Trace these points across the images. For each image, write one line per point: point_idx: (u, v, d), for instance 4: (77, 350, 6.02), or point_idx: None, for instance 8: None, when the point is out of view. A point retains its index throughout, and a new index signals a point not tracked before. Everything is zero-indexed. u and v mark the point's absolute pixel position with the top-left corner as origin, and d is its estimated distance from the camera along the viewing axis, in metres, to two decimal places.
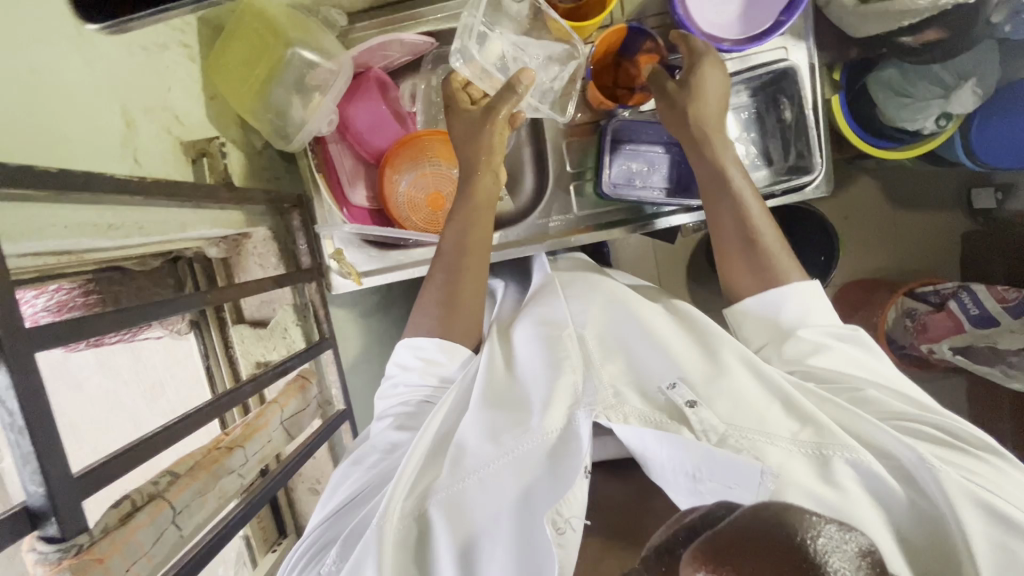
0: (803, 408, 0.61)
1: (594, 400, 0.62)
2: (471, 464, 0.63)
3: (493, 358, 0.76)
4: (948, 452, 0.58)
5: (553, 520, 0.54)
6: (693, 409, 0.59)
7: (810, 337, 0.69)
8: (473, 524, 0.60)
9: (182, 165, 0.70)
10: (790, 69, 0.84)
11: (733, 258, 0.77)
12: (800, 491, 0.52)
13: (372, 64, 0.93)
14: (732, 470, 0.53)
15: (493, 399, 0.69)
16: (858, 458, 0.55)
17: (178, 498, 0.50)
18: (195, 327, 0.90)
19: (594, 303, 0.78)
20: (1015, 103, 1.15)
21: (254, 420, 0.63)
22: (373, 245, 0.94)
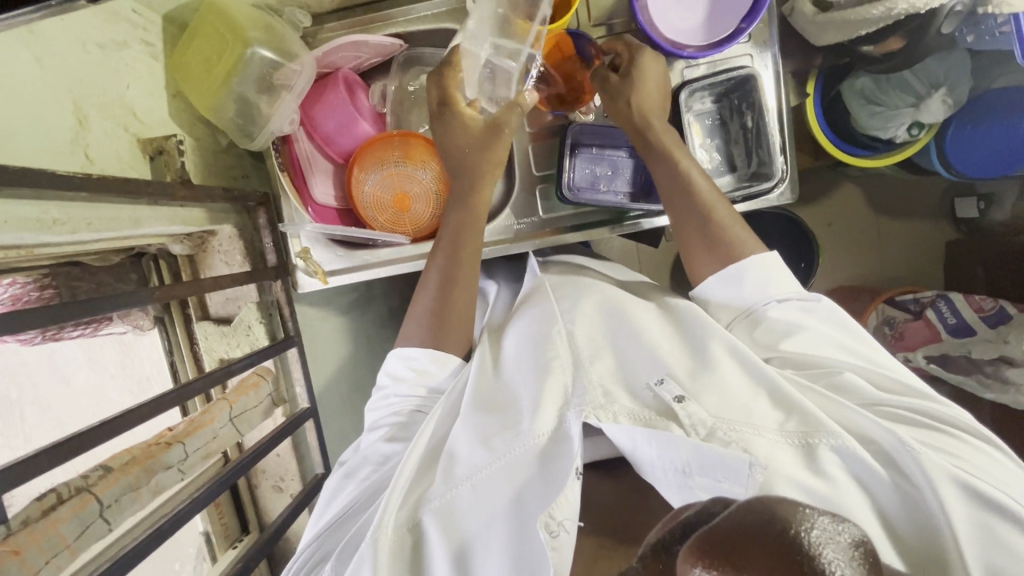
0: (791, 399, 0.61)
1: (583, 400, 0.63)
2: (461, 473, 0.64)
3: (484, 360, 0.76)
4: (928, 434, 0.59)
5: (547, 522, 0.54)
6: (681, 403, 0.60)
7: (779, 320, 0.71)
8: (465, 531, 0.60)
9: (139, 162, 0.70)
10: (751, 76, 0.83)
11: (700, 256, 0.77)
12: (788, 482, 0.53)
13: (341, 65, 0.93)
14: (722, 466, 0.52)
15: (483, 404, 0.69)
16: (843, 443, 0.56)
17: (108, 492, 0.51)
18: (159, 322, 0.91)
19: (586, 302, 0.78)
20: (988, 113, 1.15)
21: (200, 417, 0.63)
22: (340, 244, 0.94)
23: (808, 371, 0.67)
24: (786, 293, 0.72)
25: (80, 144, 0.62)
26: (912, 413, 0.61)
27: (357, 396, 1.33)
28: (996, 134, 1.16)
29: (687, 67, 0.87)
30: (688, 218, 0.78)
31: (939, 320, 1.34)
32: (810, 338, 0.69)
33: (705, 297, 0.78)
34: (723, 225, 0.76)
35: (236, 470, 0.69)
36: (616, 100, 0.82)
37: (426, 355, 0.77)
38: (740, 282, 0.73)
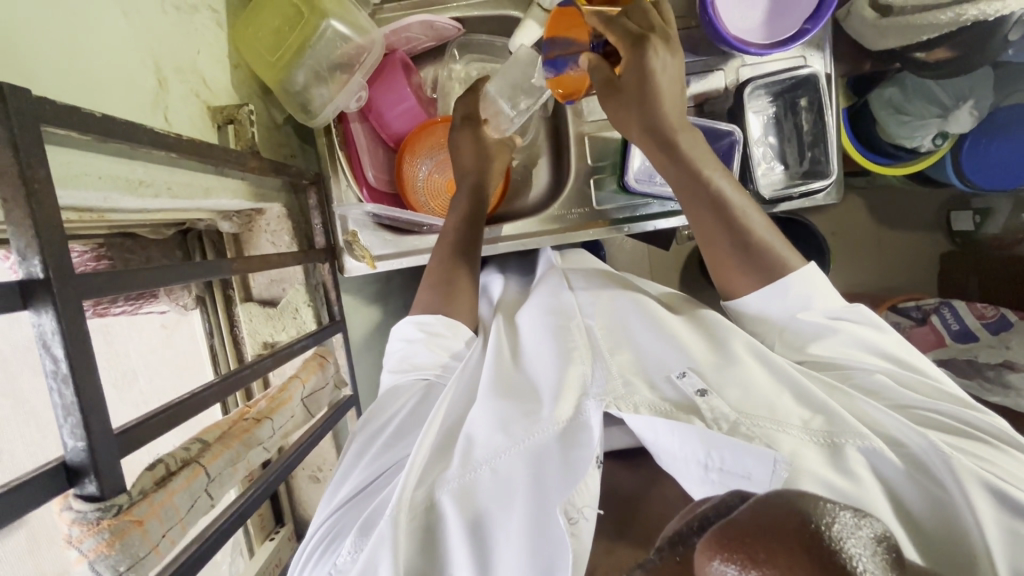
0: (816, 398, 0.61)
1: (603, 390, 0.62)
2: (480, 455, 0.60)
3: (501, 347, 0.76)
4: (959, 439, 0.58)
5: (566, 509, 0.53)
6: (704, 397, 0.60)
7: (810, 320, 0.69)
8: (480, 503, 0.58)
9: (209, 130, 0.68)
10: (813, 76, 0.86)
11: (727, 266, 0.73)
12: (814, 478, 0.53)
13: (397, 46, 0.92)
14: (745, 459, 0.53)
15: (505, 390, 0.67)
16: (870, 444, 0.56)
17: (213, 465, 0.48)
18: (201, 303, 0.87)
19: (606, 294, 0.80)
20: (1004, 127, 1.21)
21: (278, 393, 0.61)
22: (388, 228, 0.91)
23: (830, 373, 0.69)
24: (822, 307, 0.70)
25: (161, 107, 0.59)
26: (937, 416, 0.61)
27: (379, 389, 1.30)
28: (1011, 147, 1.22)
29: (742, 65, 0.90)
30: (713, 225, 0.73)
31: (944, 325, 1.41)
32: (841, 338, 0.69)
33: (737, 309, 0.75)
34: (743, 226, 0.72)
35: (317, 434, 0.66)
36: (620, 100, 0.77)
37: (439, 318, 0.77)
38: (782, 297, 0.70)
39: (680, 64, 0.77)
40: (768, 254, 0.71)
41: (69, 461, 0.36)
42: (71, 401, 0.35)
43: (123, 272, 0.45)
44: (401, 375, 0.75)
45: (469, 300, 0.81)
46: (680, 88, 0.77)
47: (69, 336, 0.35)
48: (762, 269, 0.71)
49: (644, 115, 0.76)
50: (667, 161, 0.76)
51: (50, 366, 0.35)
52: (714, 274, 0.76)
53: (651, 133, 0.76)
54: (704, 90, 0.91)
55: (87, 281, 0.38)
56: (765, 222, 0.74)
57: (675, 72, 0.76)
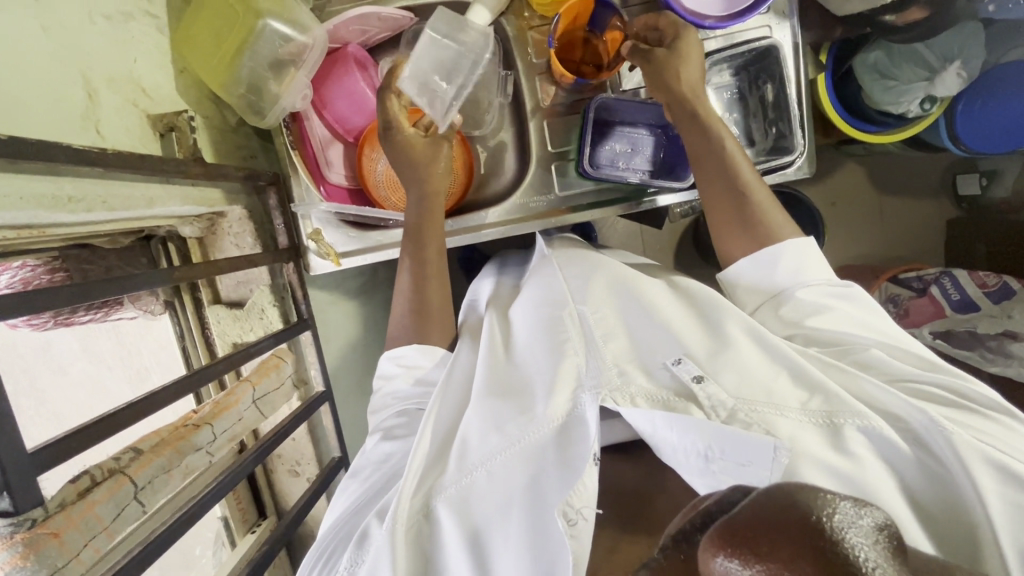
0: (814, 379, 0.60)
1: (598, 382, 0.62)
2: (475, 458, 0.62)
3: (493, 337, 0.77)
4: (958, 412, 0.56)
5: (565, 511, 0.54)
6: (700, 383, 0.59)
7: (808, 297, 0.69)
8: (480, 514, 0.60)
9: (150, 139, 0.68)
10: (773, 48, 0.82)
11: (735, 244, 0.75)
12: (815, 463, 0.53)
13: (350, 39, 0.91)
14: (744, 448, 0.52)
15: (496, 389, 0.68)
16: (870, 424, 0.55)
17: (141, 474, 0.51)
18: (169, 307, 0.89)
19: (597, 281, 0.76)
20: (997, 87, 1.16)
21: (225, 398, 0.62)
22: (353, 225, 0.92)
23: (829, 348, 0.66)
24: (815, 280, 0.70)
25: (91, 120, 0.60)
26: (937, 387, 0.59)
27: (364, 381, 1.32)
28: (1007, 107, 1.17)
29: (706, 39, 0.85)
30: (720, 198, 0.76)
31: (945, 297, 1.36)
32: (838, 316, 0.67)
33: (731, 279, 0.76)
34: (752, 197, 0.75)
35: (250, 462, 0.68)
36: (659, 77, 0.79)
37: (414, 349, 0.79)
38: (771, 262, 0.71)
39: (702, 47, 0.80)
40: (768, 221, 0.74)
41: None
42: None
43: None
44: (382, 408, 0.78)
45: (443, 319, 0.83)
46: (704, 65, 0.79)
47: None
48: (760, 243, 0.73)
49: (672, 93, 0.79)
50: (695, 128, 0.77)
51: None
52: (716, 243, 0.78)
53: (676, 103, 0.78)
54: None
55: None
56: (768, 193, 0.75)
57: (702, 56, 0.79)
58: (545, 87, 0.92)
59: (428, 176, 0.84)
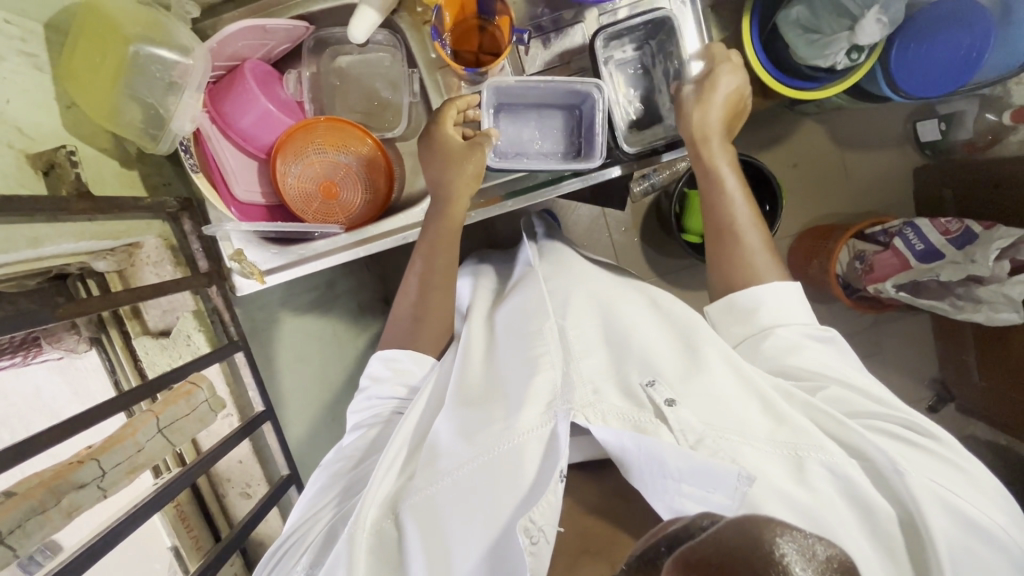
0: (781, 410, 0.61)
1: (571, 400, 0.64)
2: (442, 468, 0.66)
3: (471, 356, 0.80)
4: (919, 451, 0.59)
5: (526, 529, 0.55)
6: (671, 407, 0.60)
7: (786, 334, 0.70)
8: (444, 544, 0.61)
9: (31, 179, 0.68)
10: (665, 17, 0.83)
11: (730, 270, 0.78)
12: (776, 497, 0.53)
13: (248, 55, 0.90)
14: (710, 477, 0.52)
15: (470, 404, 0.71)
16: (833, 460, 0.56)
17: (7, 519, 0.48)
18: (95, 343, 0.88)
19: (577, 297, 0.80)
20: (929, 28, 1.13)
21: (120, 432, 0.61)
22: (273, 242, 0.93)
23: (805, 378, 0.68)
24: (792, 320, 0.72)
25: None
26: (905, 430, 0.61)
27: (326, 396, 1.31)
28: (939, 48, 1.14)
29: (601, 13, 0.89)
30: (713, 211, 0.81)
31: (907, 248, 1.32)
32: (814, 356, 0.69)
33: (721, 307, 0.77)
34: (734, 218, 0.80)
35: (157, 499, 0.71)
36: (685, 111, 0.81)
37: (408, 356, 0.82)
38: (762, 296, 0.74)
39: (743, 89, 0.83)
40: (751, 252, 0.77)
41: None
42: None
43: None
44: (364, 413, 0.81)
45: (437, 331, 0.85)
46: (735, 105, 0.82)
47: None
48: (739, 261, 0.77)
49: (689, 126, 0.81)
50: (700, 166, 0.82)
51: None
52: (711, 271, 0.81)
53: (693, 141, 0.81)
54: (565, 47, 0.90)
55: None
56: (749, 208, 0.80)
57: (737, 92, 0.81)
58: (452, 81, 0.92)
59: (453, 203, 0.83)
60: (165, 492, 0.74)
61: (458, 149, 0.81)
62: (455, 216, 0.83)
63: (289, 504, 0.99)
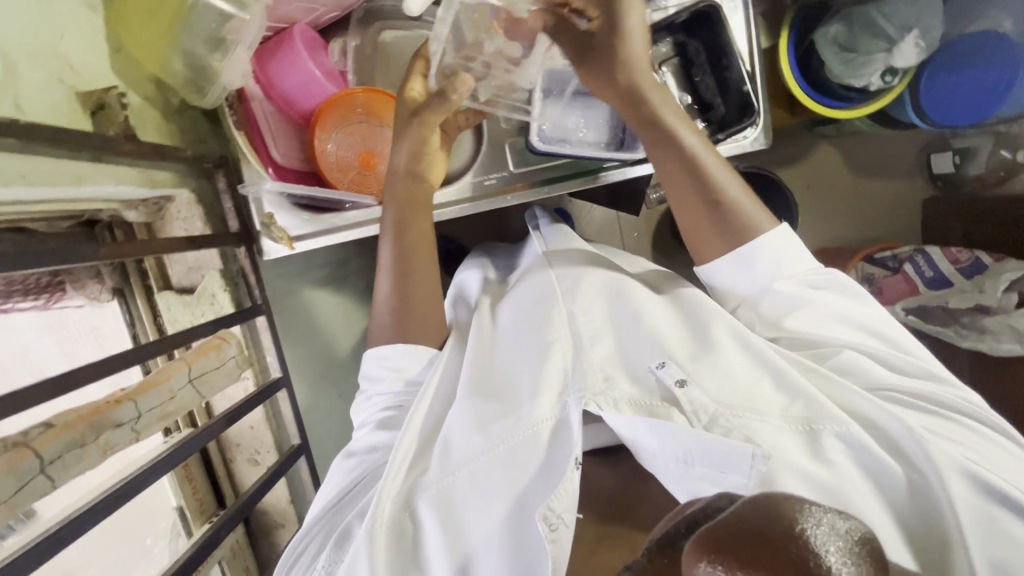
0: (794, 383, 0.63)
1: (583, 385, 0.64)
2: (458, 458, 0.64)
3: (482, 334, 0.78)
4: (936, 421, 0.60)
5: (546, 516, 0.55)
6: (682, 388, 0.62)
7: (784, 288, 0.70)
8: (462, 523, 0.61)
9: (79, 116, 0.67)
10: (712, 8, 0.81)
11: (702, 239, 0.74)
12: (793, 472, 0.55)
13: (297, 20, 0.90)
14: (725, 456, 0.53)
15: (480, 389, 0.69)
16: (848, 431, 0.58)
17: (47, 449, 0.47)
18: (118, 294, 0.87)
19: (588, 280, 0.78)
20: (961, 59, 1.16)
21: (154, 376, 0.60)
22: (305, 208, 0.91)
23: (813, 353, 0.70)
24: (798, 270, 0.71)
25: (9, 91, 0.58)
26: (919, 401, 0.62)
27: (332, 374, 1.30)
28: (967, 80, 1.16)
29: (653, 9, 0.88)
30: (683, 184, 0.73)
31: (917, 274, 1.36)
32: (822, 314, 0.70)
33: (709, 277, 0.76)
34: (720, 194, 0.72)
35: (174, 454, 0.66)
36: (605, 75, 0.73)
37: (399, 351, 0.75)
38: (751, 267, 0.71)
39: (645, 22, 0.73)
40: (740, 219, 0.72)
41: None
42: None
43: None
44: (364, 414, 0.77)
45: (431, 320, 0.79)
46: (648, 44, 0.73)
47: None
48: (731, 235, 0.71)
49: (618, 88, 0.73)
50: (642, 126, 0.74)
51: None
52: (688, 243, 0.76)
53: (627, 104, 0.74)
54: None
55: None
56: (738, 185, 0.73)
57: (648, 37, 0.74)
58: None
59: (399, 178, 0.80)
60: (175, 453, 0.68)
61: (405, 117, 0.78)
62: (405, 191, 0.79)
63: (295, 475, 0.98)
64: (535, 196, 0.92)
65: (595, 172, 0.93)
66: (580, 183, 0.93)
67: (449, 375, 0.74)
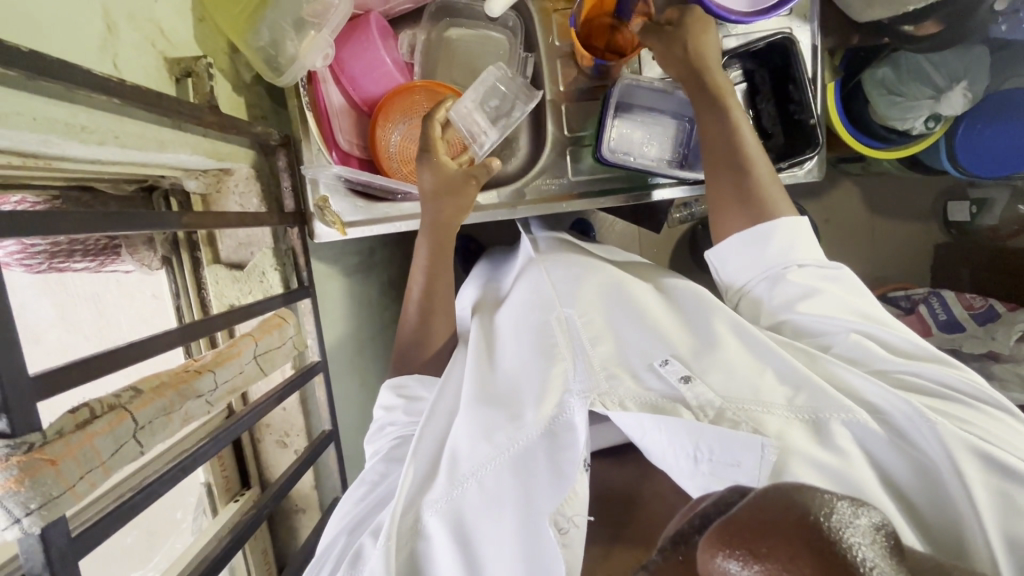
0: (799, 376, 0.61)
1: (587, 387, 0.61)
2: (466, 469, 0.61)
3: (479, 342, 0.76)
4: (941, 401, 0.59)
5: (556, 520, 0.53)
6: (688, 383, 0.60)
7: (801, 277, 0.70)
8: (469, 521, 0.59)
9: (165, 82, 0.67)
10: (786, 41, 0.84)
11: (727, 222, 0.76)
12: (803, 460, 0.54)
13: (372, 7, 0.90)
14: (734, 449, 0.53)
15: (483, 397, 0.66)
16: (854, 418, 0.57)
17: (142, 412, 0.47)
18: (167, 263, 0.85)
19: (587, 285, 0.76)
20: (1000, 112, 1.19)
21: (227, 348, 0.60)
22: (360, 195, 0.91)
23: (813, 342, 0.69)
24: (806, 260, 0.71)
25: (109, 53, 0.58)
26: (920, 381, 0.61)
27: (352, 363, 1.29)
28: (1006, 133, 1.19)
29: (728, 35, 0.88)
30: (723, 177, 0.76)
31: (931, 315, 1.36)
32: (830, 300, 0.68)
33: (720, 262, 0.77)
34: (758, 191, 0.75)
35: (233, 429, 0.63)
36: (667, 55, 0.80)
37: (415, 380, 0.78)
38: (764, 245, 0.72)
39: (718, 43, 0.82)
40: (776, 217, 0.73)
41: None
42: None
43: (13, 213, 0.43)
44: (376, 441, 0.76)
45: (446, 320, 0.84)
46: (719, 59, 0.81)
47: None
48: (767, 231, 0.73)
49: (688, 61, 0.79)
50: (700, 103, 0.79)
51: None
52: (711, 227, 0.78)
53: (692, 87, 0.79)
54: None
55: None
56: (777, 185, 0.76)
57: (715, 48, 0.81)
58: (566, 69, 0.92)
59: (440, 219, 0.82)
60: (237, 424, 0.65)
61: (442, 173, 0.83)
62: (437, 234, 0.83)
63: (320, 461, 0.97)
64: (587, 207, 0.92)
65: (648, 188, 0.93)
66: (631, 198, 0.93)
67: (452, 389, 0.72)
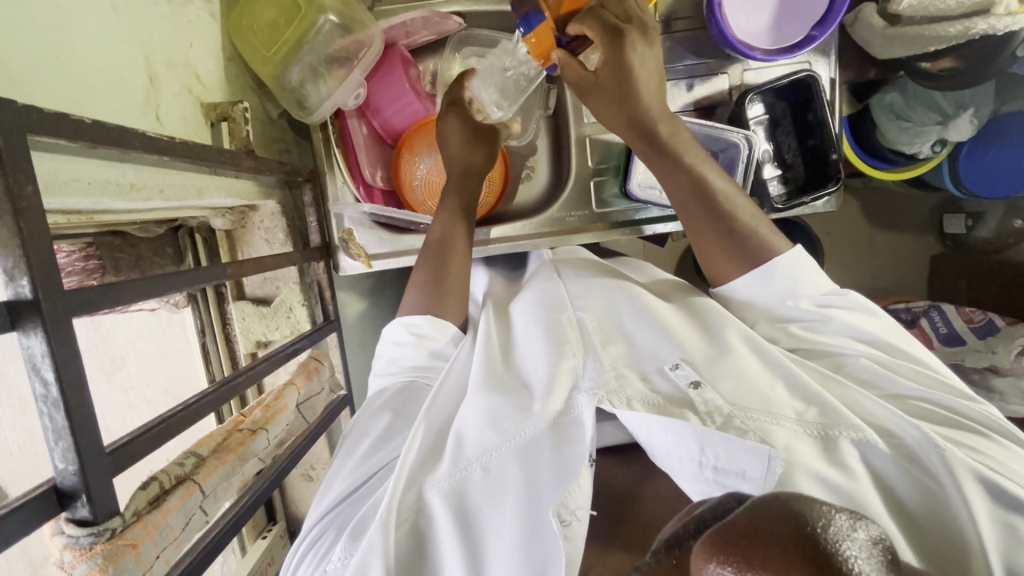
0: (810, 390, 0.58)
1: (595, 383, 0.59)
2: (471, 453, 0.56)
3: (490, 332, 0.72)
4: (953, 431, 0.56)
5: (559, 511, 0.50)
6: (697, 389, 0.58)
7: (804, 305, 0.67)
8: (470, 507, 0.55)
9: (202, 127, 0.66)
10: (809, 78, 0.86)
11: (711, 248, 0.71)
12: (809, 475, 0.51)
13: (395, 41, 0.90)
14: (737, 456, 0.51)
15: (494, 383, 0.62)
16: (863, 437, 0.54)
17: (208, 482, 0.52)
18: (192, 300, 0.86)
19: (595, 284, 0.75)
20: (1002, 134, 1.21)
21: (274, 402, 0.67)
22: (386, 227, 0.89)
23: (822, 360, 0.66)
24: (810, 293, 0.67)
25: (152, 106, 0.57)
26: (929, 411, 0.58)
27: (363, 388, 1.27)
28: (1010, 155, 1.22)
29: (745, 69, 0.90)
30: (697, 211, 0.72)
31: (932, 329, 1.38)
32: (845, 324, 0.65)
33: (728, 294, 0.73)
34: (735, 218, 0.71)
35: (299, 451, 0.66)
36: (602, 99, 0.75)
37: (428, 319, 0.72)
38: (767, 281, 0.68)
39: (654, 56, 0.75)
40: (755, 240, 0.69)
41: (61, 484, 0.36)
42: (60, 425, 0.35)
43: None
44: (387, 378, 0.71)
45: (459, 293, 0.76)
46: (660, 82, 0.75)
47: (59, 359, 0.35)
48: (750, 255, 0.69)
49: (625, 109, 0.74)
50: (645, 149, 0.75)
51: (41, 390, 0.35)
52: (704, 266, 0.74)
53: (629, 127, 0.75)
54: (707, 93, 0.90)
55: (72, 304, 0.37)
56: (748, 204, 0.73)
57: (654, 69, 0.75)
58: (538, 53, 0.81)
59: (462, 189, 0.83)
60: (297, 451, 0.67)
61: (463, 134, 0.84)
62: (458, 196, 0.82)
63: None
64: (603, 240, 0.93)
65: (641, 222, 0.94)
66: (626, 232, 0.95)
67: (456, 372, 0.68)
